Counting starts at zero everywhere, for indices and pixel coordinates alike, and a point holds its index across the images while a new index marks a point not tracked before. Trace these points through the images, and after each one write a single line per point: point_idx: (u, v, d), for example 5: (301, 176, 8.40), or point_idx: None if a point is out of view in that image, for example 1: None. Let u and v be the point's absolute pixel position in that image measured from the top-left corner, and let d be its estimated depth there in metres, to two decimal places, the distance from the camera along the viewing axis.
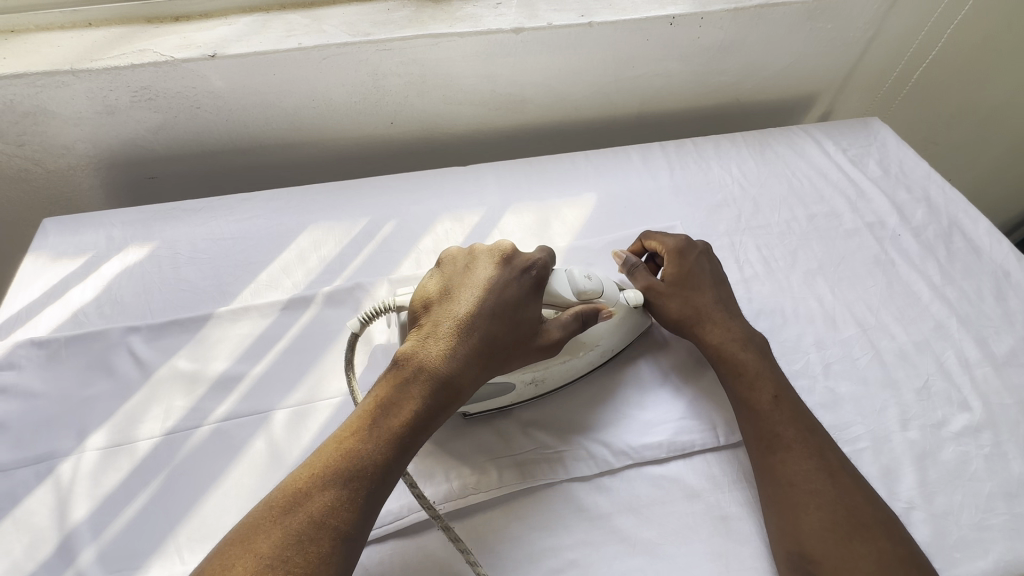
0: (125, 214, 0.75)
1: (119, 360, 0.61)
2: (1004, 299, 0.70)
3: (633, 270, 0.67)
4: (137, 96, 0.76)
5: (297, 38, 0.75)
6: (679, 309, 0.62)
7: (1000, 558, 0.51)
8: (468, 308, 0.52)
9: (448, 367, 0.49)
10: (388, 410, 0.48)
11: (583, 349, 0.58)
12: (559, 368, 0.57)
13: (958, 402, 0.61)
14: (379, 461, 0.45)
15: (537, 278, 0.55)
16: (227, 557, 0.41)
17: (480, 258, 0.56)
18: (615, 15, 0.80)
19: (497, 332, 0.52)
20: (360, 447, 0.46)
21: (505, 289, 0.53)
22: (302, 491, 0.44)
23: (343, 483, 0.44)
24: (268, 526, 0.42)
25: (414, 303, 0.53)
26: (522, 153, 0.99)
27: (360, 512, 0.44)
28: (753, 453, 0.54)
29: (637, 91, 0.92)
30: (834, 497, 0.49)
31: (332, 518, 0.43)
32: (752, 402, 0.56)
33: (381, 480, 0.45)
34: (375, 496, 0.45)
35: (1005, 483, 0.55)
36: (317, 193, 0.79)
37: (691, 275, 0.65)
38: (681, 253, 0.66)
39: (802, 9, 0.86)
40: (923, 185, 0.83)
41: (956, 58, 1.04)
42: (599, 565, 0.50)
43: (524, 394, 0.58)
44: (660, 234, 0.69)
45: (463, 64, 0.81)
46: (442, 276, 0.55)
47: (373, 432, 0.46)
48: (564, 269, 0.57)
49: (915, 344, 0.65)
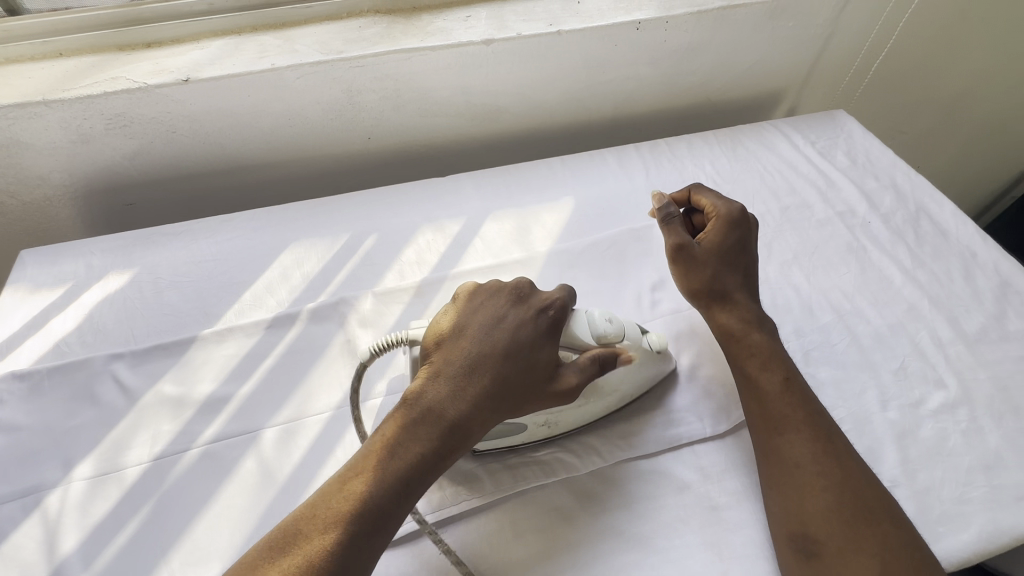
0: (104, 242, 0.75)
1: (104, 389, 0.60)
2: (973, 279, 0.72)
3: (671, 221, 0.64)
4: (112, 124, 0.76)
5: (270, 59, 0.76)
6: (704, 280, 0.62)
7: (982, 530, 0.52)
8: (482, 348, 0.51)
9: (458, 411, 0.49)
10: (393, 452, 0.47)
11: (599, 394, 0.56)
12: (575, 411, 0.55)
13: (934, 380, 0.62)
14: (383, 506, 0.45)
15: (556, 317, 0.53)
16: None
17: (494, 293, 0.55)
18: (582, 23, 0.82)
19: (511, 375, 0.50)
20: (365, 490, 0.45)
21: (519, 328, 0.52)
22: (301, 533, 0.44)
23: (342, 529, 0.44)
24: (268, 569, 0.42)
25: (427, 337, 0.52)
26: (500, 161, 1.00)
27: (360, 558, 0.44)
28: (759, 435, 0.55)
29: (610, 95, 0.94)
30: (841, 480, 0.50)
31: (332, 565, 0.42)
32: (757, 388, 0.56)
33: (384, 525, 0.45)
34: (377, 541, 0.45)
35: (983, 456, 0.57)
36: (297, 212, 0.79)
37: (730, 246, 0.64)
38: (732, 224, 0.64)
39: (764, 9, 0.88)
40: (889, 173, 0.86)
41: (914, 49, 1.07)
42: (593, 563, 0.51)
43: (536, 435, 0.56)
44: (715, 197, 0.66)
45: (437, 78, 0.83)
46: (459, 309, 0.54)
47: (377, 475, 0.46)
48: (584, 312, 0.55)
49: (890, 327, 0.67)
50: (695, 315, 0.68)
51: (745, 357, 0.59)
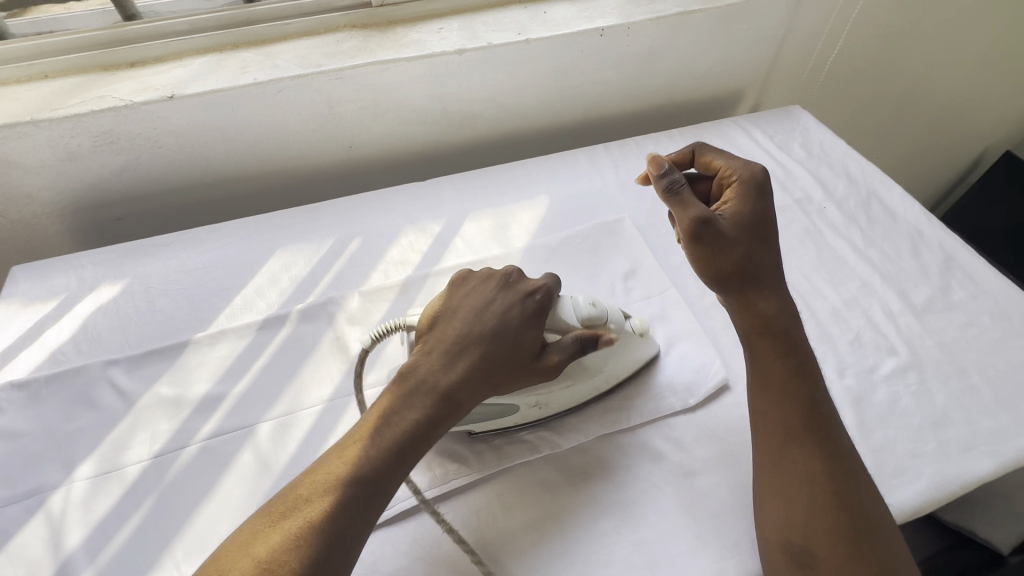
0: (95, 255, 0.77)
1: (101, 393, 0.62)
2: (920, 255, 0.78)
3: (685, 191, 0.61)
4: (100, 141, 0.78)
5: (252, 74, 0.79)
6: (735, 261, 0.60)
7: (932, 480, 0.57)
8: (472, 327, 0.55)
9: (448, 382, 0.52)
10: (388, 422, 0.51)
11: (588, 373, 0.59)
12: (563, 393, 0.58)
13: (886, 348, 0.67)
14: (377, 471, 0.48)
15: (542, 301, 0.56)
16: (228, 558, 0.44)
17: (482, 279, 0.59)
18: (549, 32, 0.87)
19: (498, 350, 0.54)
20: (360, 456, 0.49)
21: (506, 309, 0.56)
22: (301, 497, 0.47)
23: (338, 493, 0.47)
24: (269, 529, 0.45)
25: (422, 320, 0.57)
26: (478, 165, 1.04)
27: (353, 518, 0.46)
28: (775, 442, 0.53)
29: (580, 99, 0.99)
30: (848, 500, 0.50)
31: (327, 524, 0.45)
32: (770, 400, 0.55)
33: (377, 488, 0.48)
34: (371, 504, 0.48)
35: (932, 414, 0.62)
36: (283, 219, 0.82)
37: (754, 216, 0.62)
38: (755, 195, 0.63)
39: (719, 14, 0.94)
40: (842, 162, 0.92)
41: (863, 47, 1.15)
42: (577, 530, 0.54)
43: (528, 417, 0.59)
44: (732, 167, 0.65)
45: (413, 87, 0.87)
46: (452, 294, 0.58)
47: (372, 443, 0.49)
48: (569, 296, 0.59)
49: (845, 303, 0.72)
50: (667, 299, 0.72)
51: (769, 361, 0.57)
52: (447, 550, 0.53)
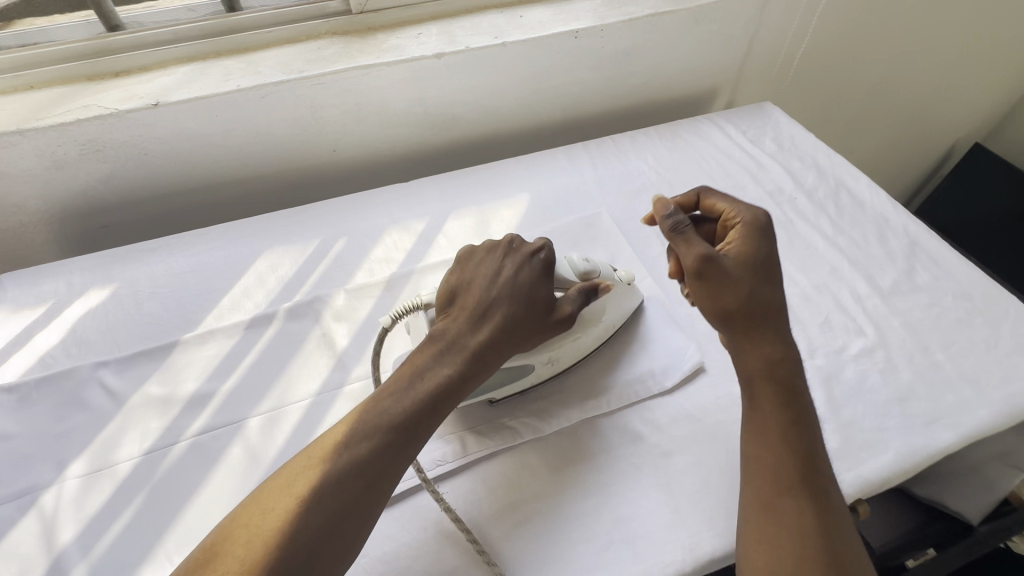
0: (83, 261, 0.78)
1: (91, 394, 0.64)
2: (887, 241, 0.81)
3: (687, 232, 0.60)
4: (85, 149, 0.80)
5: (236, 81, 0.81)
6: (740, 299, 0.57)
7: (897, 452, 0.59)
8: (492, 288, 0.58)
9: (474, 338, 0.56)
10: (419, 374, 0.54)
11: (591, 324, 0.64)
12: (571, 346, 0.63)
13: (854, 329, 0.70)
14: (412, 419, 0.51)
15: (547, 261, 0.61)
16: (274, 496, 0.46)
17: (500, 245, 0.62)
18: (525, 35, 0.90)
19: (519, 309, 0.57)
20: (396, 405, 0.51)
21: (524, 272, 0.60)
22: (341, 443, 0.49)
23: (376, 438, 0.49)
24: (310, 472, 0.47)
25: (443, 283, 0.60)
26: (460, 166, 1.06)
27: (392, 461, 0.49)
28: (766, 487, 0.52)
29: (558, 100, 1.02)
30: (835, 557, 0.48)
31: (369, 465, 0.48)
32: (766, 449, 0.53)
33: (413, 434, 0.51)
34: (407, 448, 0.50)
35: (898, 390, 0.64)
36: (269, 222, 0.84)
37: (759, 256, 0.59)
38: (759, 233, 0.60)
39: (689, 15, 0.97)
40: (811, 155, 0.95)
41: (831, 45, 1.18)
42: (559, 510, 0.56)
43: (543, 374, 0.63)
44: (733, 206, 0.62)
45: (395, 91, 0.89)
46: (469, 259, 0.61)
47: (407, 393, 0.52)
48: (564, 259, 0.64)
49: (815, 287, 0.75)
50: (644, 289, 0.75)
51: (770, 406, 0.54)
52: (433, 533, 0.54)
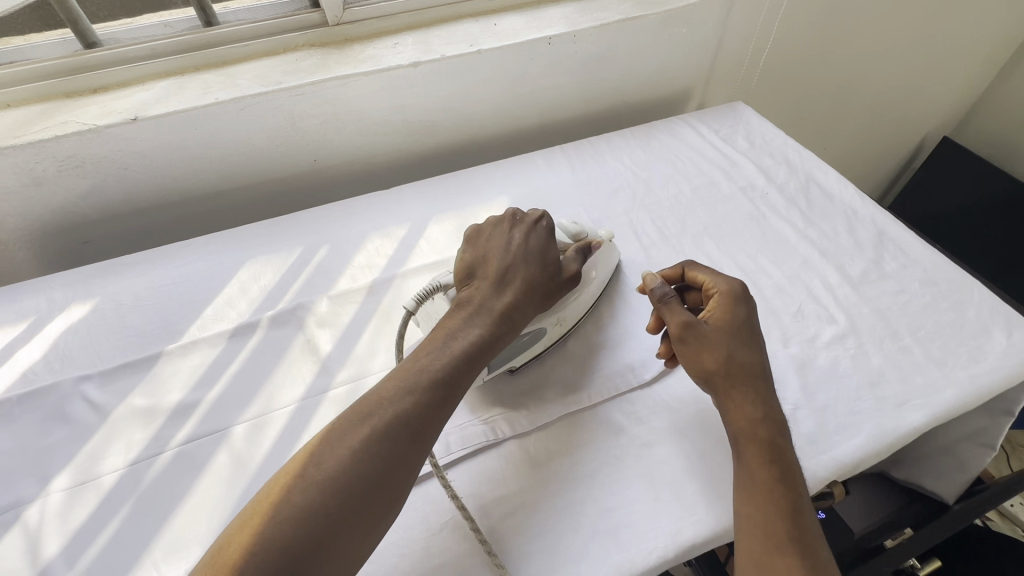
0: (64, 277, 0.78)
1: (74, 408, 0.64)
2: (856, 232, 0.84)
3: (669, 303, 0.62)
4: (64, 165, 0.80)
5: (214, 94, 0.82)
6: (719, 360, 0.58)
7: (870, 434, 0.61)
8: (506, 255, 0.64)
9: (496, 296, 0.60)
10: (451, 331, 0.57)
11: (588, 284, 0.69)
12: (575, 308, 0.67)
13: (826, 317, 0.72)
14: (452, 368, 0.54)
15: (549, 227, 0.68)
16: (328, 452, 0.47)
17: (505, 222, 0.67)
18: (500, 42, 0.92)
19: (534, 270, 0.63)
20: (434, 357, 0.54)
21: (530, 240, 0.65)
22: (387, 396, 0.51)
23: (422, 388, 0.52)
24: (361, 425, 0.49)
25: (458, 260, 0.65)
26: (441, 172, 1.08)
27: (437, 405, 0.52)
28: (757, 545, 0.50)
29: (535, 105, 1.04)
30: None
31: (418, 410, 0.50)
32: (756, 507, 0.52)
33: (455, 381, 0.54)
34: (451, 394, 0.53)
35: (869, 374, 0.66)
36: (251, 232, 0.85)
37: (736, 320, 0.60)
38: (736, 299, 0.62)
39: (659, 19, 1.00)
40: (782, 151, 0.98)
41: (799, 45, 1.22)
42: (544, 504, 0.57)
43: (553, 336, 0.67)
44: (713, 275, 0.64)
45: (373, 101, 0.90)
46: (477, 237, 0.67)
47: (443, 347, 0.55)
48: (557, 228, 0.70)
49: (788, 278, 0.77)
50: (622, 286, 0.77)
51: (758, 464, 0.53)
52: (419, 532, 0.55)
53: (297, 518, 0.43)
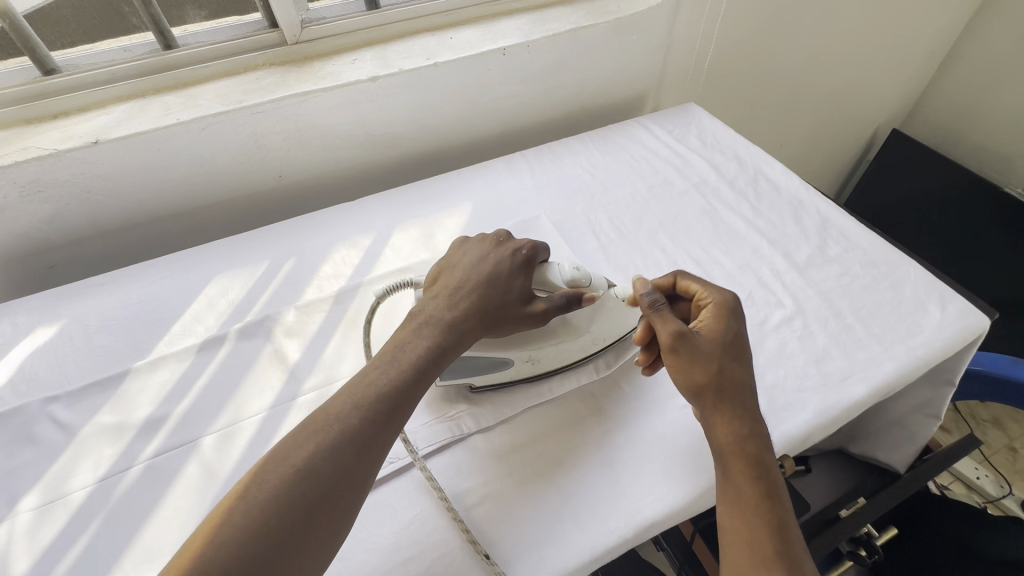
0: (29, 302, 0.78)
1: (41, 429, 0.64)
2: (801, 221, 0.88)
3: (661, 311, 0.62)
4: (26, 191, 0.81)
5: (176, 115, 0.84)
6: (711, 373, 0.58)
7: (815, 408, 0.64)
8: (469, 274, 0.64)
9: (452, 315, 0.60)
10: (403, 349, 0.57)
11: (574, 333, 0.67)
12: (553, 350, 0.66)
13: (774, 301, 0.76)
14: (397, 391, 0.54)
15: (528, 256, 0.65)
16: (269, 466, 0.48)
17: (481, 240, 0.68)
18: (456, 55, 0.95)
19: (493, 292, 0.62)
20: (383, 378, 0.55)
21: (498, 259, 0.65)
22: (333, 415, 0.51)
23: (364, 409, 0.52)
24: (303, 442, 0.49)
25: (430, 275, 0.66)
26: (406, 183, 1.11)
27: (378, 431, 0.51)
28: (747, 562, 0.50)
29: (494, 114, 1.08)
30: None
31: (355, 434, 0.50)
32: (743, 520, 0.52)
33: (399, 404, 0.54)
34: (393, 419, 0.53)
35: (815, 352, 0.70)
36: (217, 248, 0.86)
37: (728, 335, 0.61)
38: (733, 313, 0.62)
39: (609, 27, 1.05)
40: (732, 148, 1.02)
41: (746, 47, 1.28)
42: (508, 493, 0.59)
43: (522, 372, 0.66)
44: (709, 287, 0.64)
45: (334, 116, 0.93)
46: (451, 255, 0.68)
47: (392, 365, 0.56)
48: (555, 263, 0.67)
49: (738, 267, 0.81)
50: None
51: (742, 477, 0.54)
52: (389, 527, 0.56)
53: (242, 535, 0.43)
